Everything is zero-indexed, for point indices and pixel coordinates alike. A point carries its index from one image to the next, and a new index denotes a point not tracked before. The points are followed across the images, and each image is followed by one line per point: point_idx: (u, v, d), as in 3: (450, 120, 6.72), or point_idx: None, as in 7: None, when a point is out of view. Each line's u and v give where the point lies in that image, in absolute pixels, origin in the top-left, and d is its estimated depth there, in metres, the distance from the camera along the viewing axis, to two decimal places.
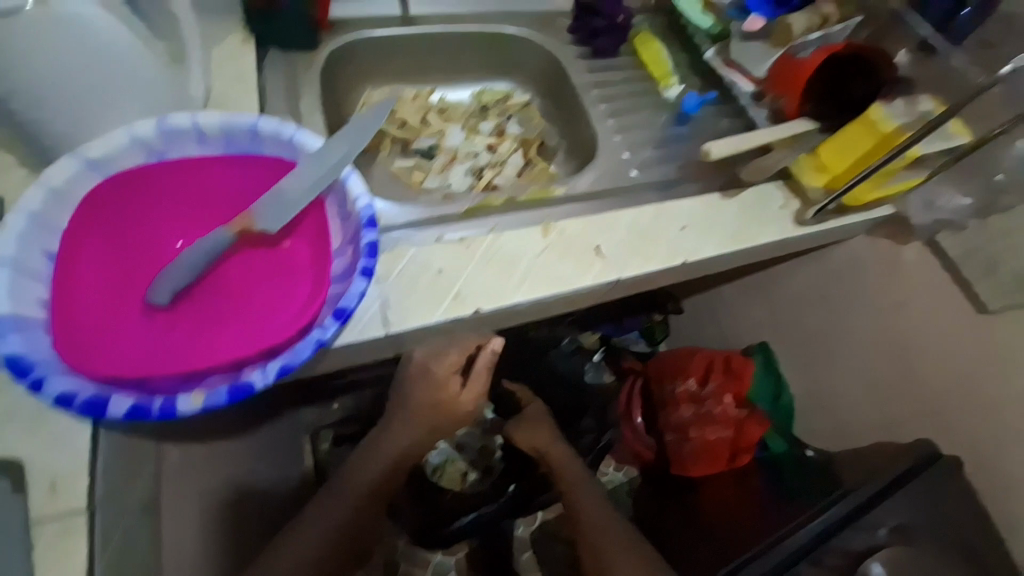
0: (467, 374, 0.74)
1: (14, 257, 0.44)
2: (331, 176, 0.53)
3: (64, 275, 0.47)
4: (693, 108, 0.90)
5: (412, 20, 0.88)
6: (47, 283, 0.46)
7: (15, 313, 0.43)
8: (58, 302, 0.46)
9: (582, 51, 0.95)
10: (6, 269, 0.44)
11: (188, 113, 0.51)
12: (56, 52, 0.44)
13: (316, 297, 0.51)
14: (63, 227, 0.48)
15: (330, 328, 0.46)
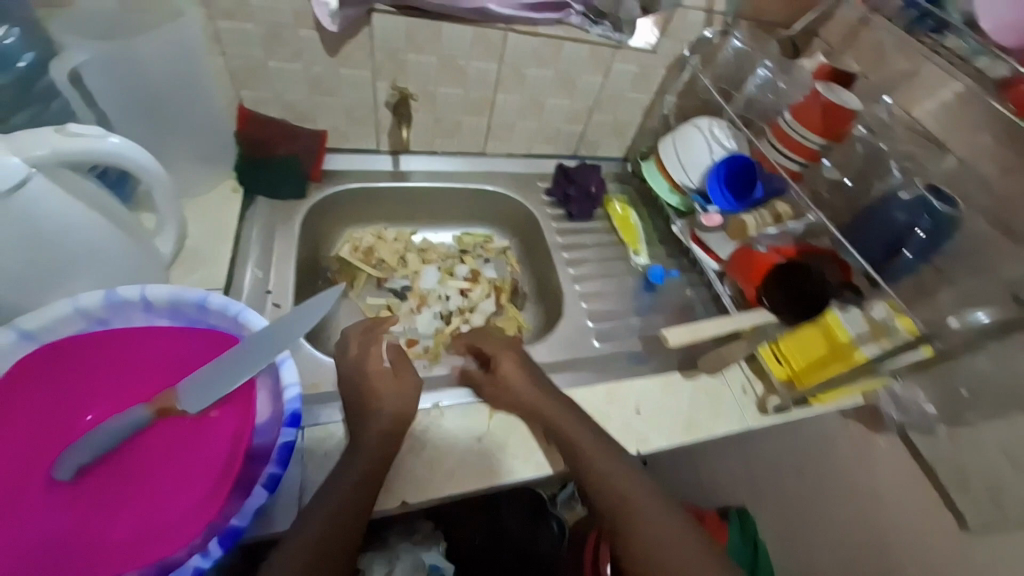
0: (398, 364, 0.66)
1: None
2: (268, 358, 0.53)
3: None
4: (658, 278, 0.93)
5: (402, 175, 0.95)
6: None
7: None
8: None
9: (557, 214, 1.01)
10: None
11: (137, 287, 0.52)
12: (15, 233, 0.47)
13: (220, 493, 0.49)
14: None
15: (211, 555, 0.45)
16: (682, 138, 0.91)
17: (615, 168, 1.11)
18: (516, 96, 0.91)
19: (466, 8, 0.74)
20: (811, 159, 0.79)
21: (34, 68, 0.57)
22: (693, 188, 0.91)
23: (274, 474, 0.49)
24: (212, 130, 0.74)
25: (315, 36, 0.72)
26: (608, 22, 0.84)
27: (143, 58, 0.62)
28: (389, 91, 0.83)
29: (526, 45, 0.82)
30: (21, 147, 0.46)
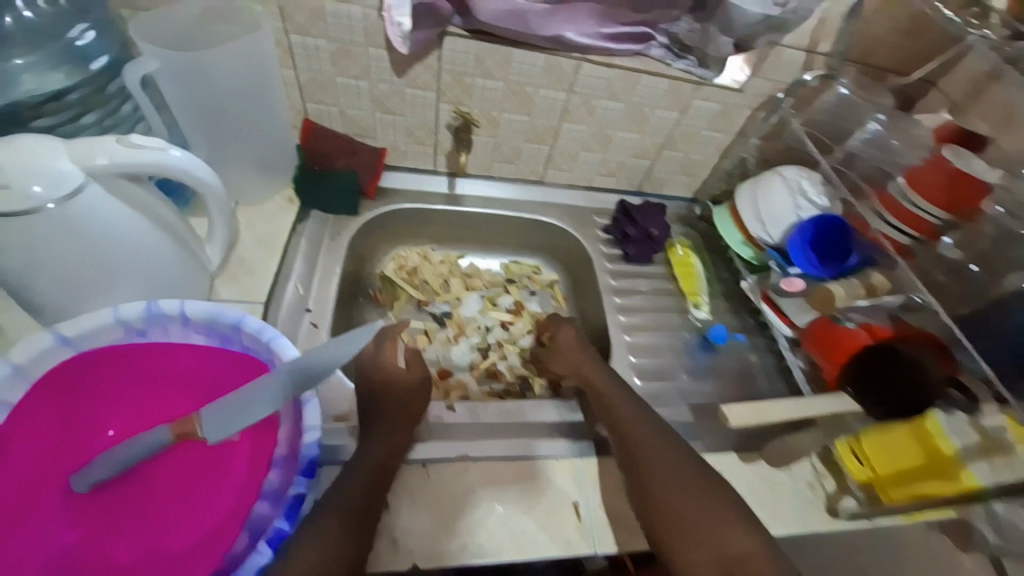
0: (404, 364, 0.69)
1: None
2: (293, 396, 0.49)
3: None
4: (720, 339, 0.84)
5: (456, 198, 0.91)
6: None
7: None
8: None
9: (612, 253, 0.95)
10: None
11: (178, 302, 0.51)
12: (65, 236, 0.47)
13: (230, 529, 0.48)
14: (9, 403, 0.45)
15: None
16: (763, 186, 0.83)
17: (680, 209, 1.03)
18: (583, 127, 0.85)
19: (542, 36, 0.69)
20: (928, 236, 0.69)
21: (108, 72, 0.58)
22: (771, 244, 0.83)
23: (280, 529, 0.45)
24: (274, 141, 0.74)
25: (384, 55, 0.70)
26: (693, 56, 0.77)
27: (214, 73, 0.63)
28: (452, 114, 0.80)
29: (599, 76, 0.77)
30: (82, 155, 0.46)
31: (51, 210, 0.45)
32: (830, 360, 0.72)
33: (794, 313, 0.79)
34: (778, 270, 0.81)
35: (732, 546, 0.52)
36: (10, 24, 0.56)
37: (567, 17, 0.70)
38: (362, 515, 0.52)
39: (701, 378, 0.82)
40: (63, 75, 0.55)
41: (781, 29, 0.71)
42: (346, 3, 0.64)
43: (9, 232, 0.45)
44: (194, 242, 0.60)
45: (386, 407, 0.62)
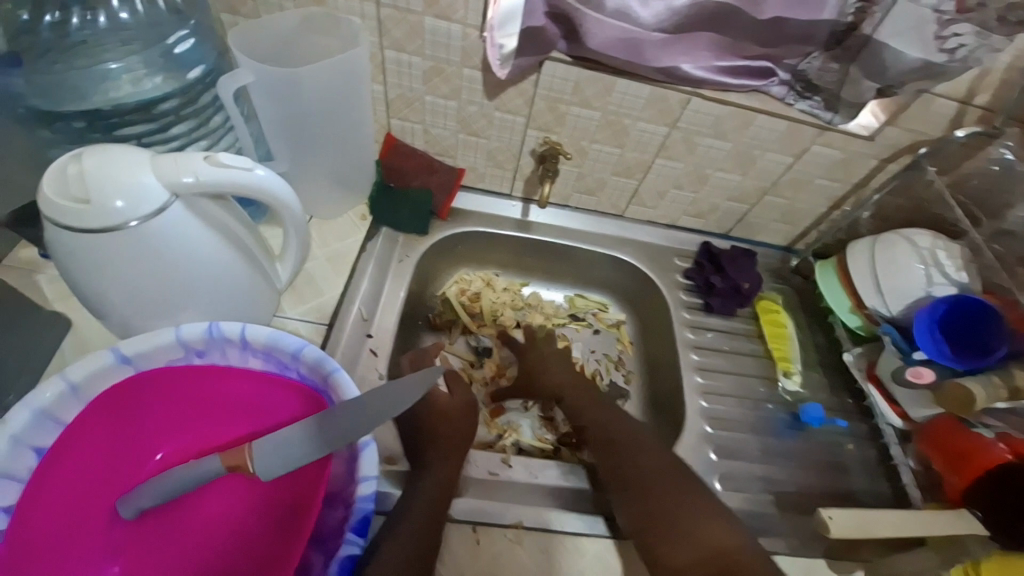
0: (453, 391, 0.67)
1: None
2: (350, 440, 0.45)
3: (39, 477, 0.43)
4: (815, 421, 0.73)
5: (528, 226, 0.86)
6: (20, 484, 0.43)
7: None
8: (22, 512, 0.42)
9: (692, 302, 0.85)
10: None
11: (239, 324, 0.49)
12: (142, 252, 0.45)
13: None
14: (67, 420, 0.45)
15: None
16: (884, 252, 0.72)
17: (773, 258, 0.92)
18: (678, 164, 0.78)
19: (653, 68, 0.63)
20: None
21: (203, 81, 0.58)
22: (889, 318, 0.72)
23: None
24: (354, 156, 0.71)
25: (478, 77, 0.66)
26: (818, 97, 0.68)
27: (307, 85, 0.60)
28: (539, 141, 0.75)
29: (709, 112, 0.69)
30: (169, 173, 0.44)
31: (133, 228, 0.43)
32: (952, 468, 0.62)
33: (908, 403, 0.67)
34: (896, 350, 0.69)
35: (715, 537, 0.53)
36: (104, 23, 0.55)
37: (684, 47, 0.63)
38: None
39: (784, 462, 0.72)
40: (159, 81, 0.55)
41: (936, 76, 0.61)
42: (447, 21, 0.60)
43: (91, 247, 0.44)
44: (266, 258, 0.57)
45: (436, 450, 0.58)
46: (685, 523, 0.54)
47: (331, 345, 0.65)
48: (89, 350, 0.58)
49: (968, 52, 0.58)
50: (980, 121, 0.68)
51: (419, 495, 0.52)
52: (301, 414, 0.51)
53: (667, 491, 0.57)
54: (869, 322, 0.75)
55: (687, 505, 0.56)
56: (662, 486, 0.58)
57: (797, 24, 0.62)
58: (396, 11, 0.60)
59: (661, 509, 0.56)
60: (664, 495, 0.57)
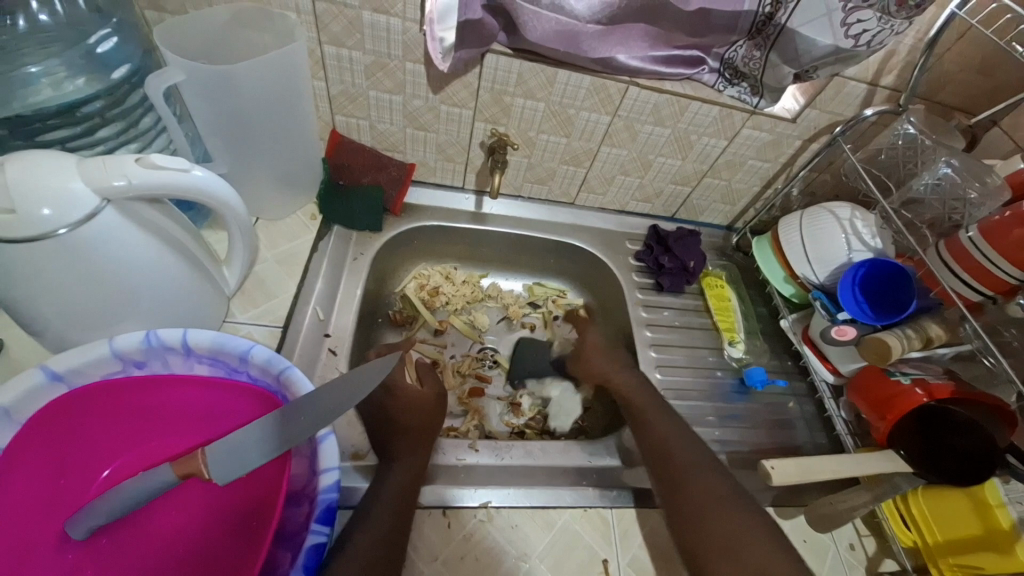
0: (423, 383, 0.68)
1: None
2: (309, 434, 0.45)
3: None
4: (759, 382, 0.79)
5: (482, 218, 0.87)
6: None
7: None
8: None
9: (644, 282, 0.89)
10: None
11: (179, 330, 0.48)
12: (73, 264, 0.43)
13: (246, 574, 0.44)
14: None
15: None
16: (811, 223, 0.79)
17: (716, 236, 0.97)
18: (623, 151, 0.81)
19: (590, 58, 0.66)
20: (1005, 295, 0.61)
21: (130, 81, 0.55)
22: (818, 284, 0.78)
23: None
24: (300, 155, 0.70)
25: (422, 71, 0.67)
26: (745, 83, 0.73)
27: (242, 83, 0.58)
28: (487, 133, 0.76)
29: (646, 100, 0.72)
30: (99, 178, 0.42)
31: (63, 236, 0.41)
32: (879, 415, 0.67)
33: (837, 359, 0.74)
34: (824, 313, 0.76)
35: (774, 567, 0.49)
36: (24, 27, 0.52)
37: (619, 38, 0.66)
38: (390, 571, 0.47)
39: (735, 425, 0.77)
40: (82, 82, 0.52)
41: (845, 60, 0.67)
42: (385, 15, 0.60)
43: (17, 259, 0.41)
44: (212, 263, 0.56)
45: (404, 440, 0.58)
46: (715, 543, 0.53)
47: (288, 347, 0.64)
48: (21, 370, 0.54)
49: (873, 36, 0.63)
50: (887, 101, 0.75)
51: (387, 486, 0.53)
52: (253, 415, 0.50)
53: (722, 518, 0.54)
54: (802, 288, 0.81)
55: (741, 528, 0.53)
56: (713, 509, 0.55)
57: (721, 14, 0.65)
58: (332, 5, 0.59)
59: (723, 539, 0.53)
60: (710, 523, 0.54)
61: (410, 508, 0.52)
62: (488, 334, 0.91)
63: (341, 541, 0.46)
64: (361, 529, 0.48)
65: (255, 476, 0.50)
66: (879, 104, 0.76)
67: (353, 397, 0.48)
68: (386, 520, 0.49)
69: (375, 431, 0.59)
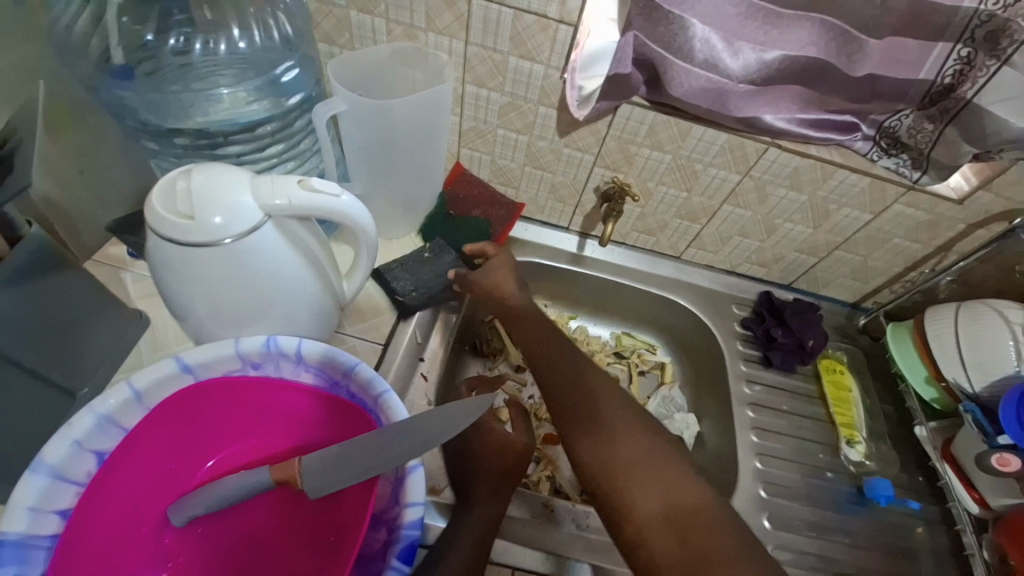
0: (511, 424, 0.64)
1: (60, 462, 0.43)
2: (397, 463, 0.44)
3: (97, 482, 0.44)
4: (881, 498, 0.67)
5: (582, 260, 0.85)
6: (80, 489, 0.44)
7: (26, 533, 0.40)
8: (80, 518, 0.43)
9: (749, 353, 0.82)
10: (46, 474, 0.42)
11: (295, 340, 0.50)
12: (225, 268, 0.47)
13: None
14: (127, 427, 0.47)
15: None
16: (969, 320, 0.67)
17: (839, 315, 0.87)
18: (747, 213, 0.75)
19: (734, 117, 0.62)
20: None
21: (301, 107, 0.61)
22: (972, 395, 0.66)
23: None
24: (423, 182, 0.73)
25: (553, 115, 0.67)
26: (905, 155, 0.65)
27: (394, 117, 0.63)
28: (605, 179, 0.75)
29: (786, 164, 0.67)
30: (264, 195, 0.46)
31: (227, 245, 0.46)
32: None
33: (987, 490, 0.62)
34: (980, 432, 0.63)
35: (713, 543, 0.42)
36: (223, 50, 0.60)
37: (767, 98, 0.62)
38: None
39: (844, 541, 0.67)
40: (260, 107, 0.58)
41: None
42: (530, 61, 0.62)
43: (192, 261, 0.46)
44: (335, 275, 0.59)
45: (484, 484, 0.55)
46: (647, 512, 0.45)
47: (386, 364, 0.66)
48: (164, 350, 0.61)
49: None
50: None
51: (462, 536, 0.51)
52: (347, 433, 0.52)
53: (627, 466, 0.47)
54: (948, 395, 0.70)
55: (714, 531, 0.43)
56: (656, 478, 0.47)
57: (891, 81, 0.60)
58: (482, 50, 0.62)
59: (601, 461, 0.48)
60: (642, 497, 0.46)
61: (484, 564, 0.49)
62: None
63: None
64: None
65: (338, 493, 0.50)
66: None
67: (445, 434, 0.46)
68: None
69: (457, 470, 0.57)
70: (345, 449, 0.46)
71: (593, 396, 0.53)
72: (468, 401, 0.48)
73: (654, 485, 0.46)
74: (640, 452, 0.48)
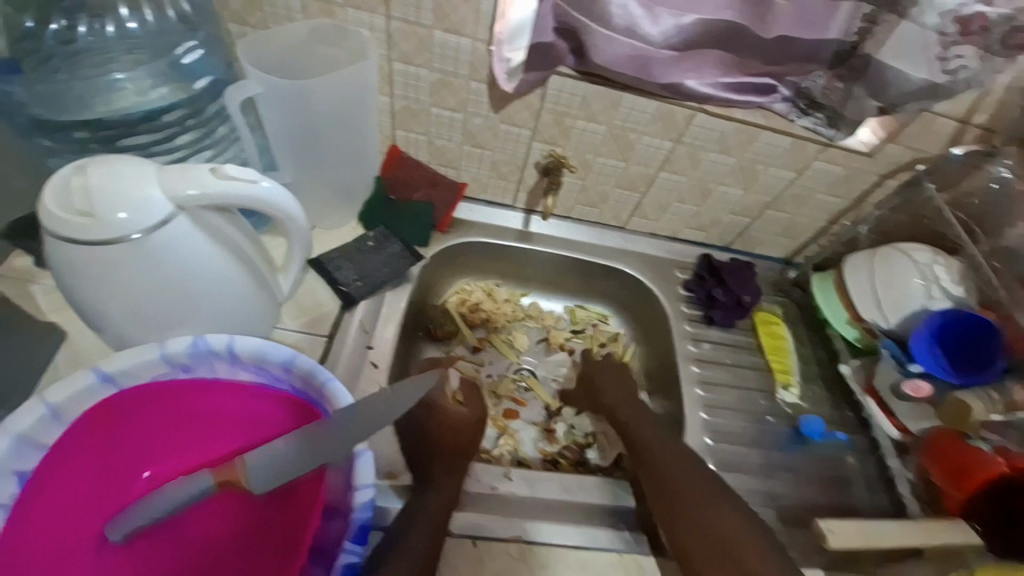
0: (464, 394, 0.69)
1: None
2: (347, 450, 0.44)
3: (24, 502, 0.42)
4: (816, 435, 0.74)
5: (529, 237, 0.85)
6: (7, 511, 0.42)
7: None
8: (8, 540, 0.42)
9: (693, 314, 0.85)
10: None
11: (225, 337, 0.48)
12: (138, 267, 0.44)
13: None
14: (49, 445, 0.44)
15: None
16: (883, 265, 0.73)
17: (773, 271, 0.92)
18: (682, 178, 0.78)
19: (660, 84, 0.64)
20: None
21: (211, 92, 0.57)
22: (887, 331, 0.73)
23: None
24: (357, 168, 0.71)
25: (485, 90, 0.66)
26: (821, 114, 0.68)
27: (316, 96, 0.60)
28: (544, 154, 0.75)
29: (713, 128, 0.70)
30: (174, 186, 0.43)
31: (136, 241, 0.43)
32: (952, 482, 0.64)
33: (905, 415, 0.70)
34: (894, 364, 0.71)
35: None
36: (112, 32, 0.55)
37: (692, 64, 0.63)
38: None
39: (785, 477, 0.72)
40: (165, 92, 0.55)
41: (938, 97, 0.63)
42: (456, 35, 0.61)
43: (98, 261, 0.43)
44: (268, 268, 0.57)
45: (441, 458, 0.58)
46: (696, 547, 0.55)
47: (333, 355, 0.65)
48: (82, 364, 0.57)
49: (970, 74, 0.60)
50: (979, 141, 0.69)
51: (421, 512, 0.51)
52: (292, 427, 0.50)
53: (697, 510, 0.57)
54: (868, 335, 0.75)
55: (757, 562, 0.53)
56: (701, 516, 0.56)
57: (803, 44, 0.62)
58: (406, 24, 0.60)
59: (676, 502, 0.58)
60: (688, 535, 0.55)
61: (444, 537, 0.50)
62: (527, 354, 0.88)
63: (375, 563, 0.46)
64: (397, 551, 0.47)
65: (289, 487, 0.49)
66: (969, 143, 0.70)
67: (398, 415, 0.46)
68: (419, 550, 0.47)
69: (412, 449, 0.58)
70: (289, 443, 0.45)
71: (653, 453, 0.64)
72: (412, 382, 0.48)
73: (697, 522, 0.56)
74: (699, 502, 0.58)
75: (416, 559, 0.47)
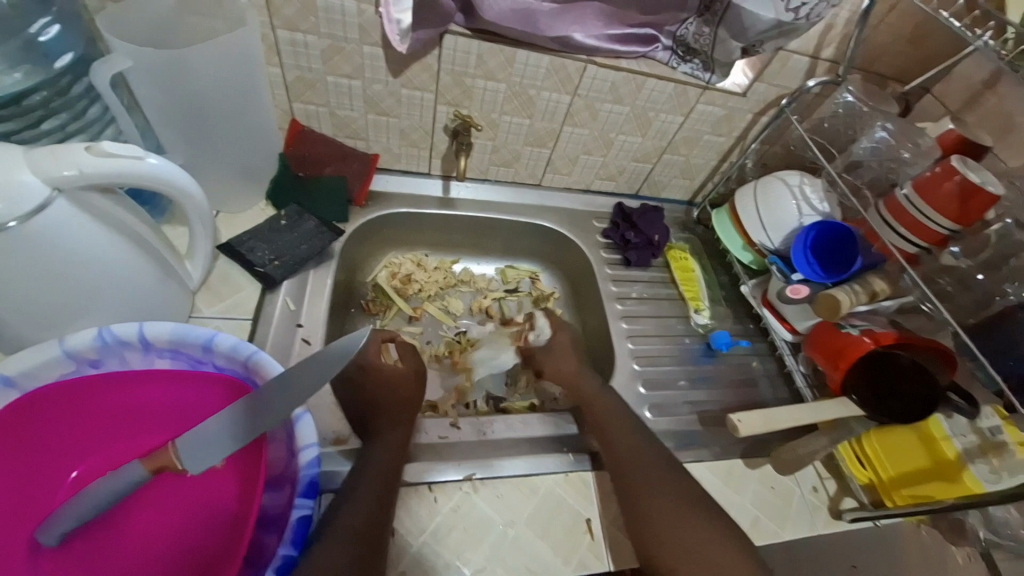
0: (400, 357, 0.71)
1: None
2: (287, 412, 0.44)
3: None
4: (724, 345, 0.83)
5: (450, 203, 0.87)
6: None
7: None
8: None
9: (613, 258, 0.92)
10: None
11: (135, 325, 0.46)
12: (23, 260, 0.42)
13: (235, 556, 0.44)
14: None
15: None
16: (765, 191, 0.83)
17: (678, 211, 1.01)
18: (585, 130, 0.82)
19: (548, 37, 0.68)
20: (965, 225, 0.65)
21: (74, 71, 0.53)
22: (773, 250, 0.83)
23: (287, 557, 0.41)
24: (256, 143, 0.70)
25: (380, 54, 0.66)
26: (697, 59, 0.76)
27: (195, 67, 0.57)
28: (450, 117, 0.76)
29: (605, 79, 0.74)
30: (47, 167, 0.40)
31: (13, 229, 0.40)
32: (832, 365, 0.69)
33: (794, 317, 0.78)
34: (781, 276, 0.80)
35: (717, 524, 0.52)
36: None
37: (574, 17, 0.68)
38: (373, 536, 0.47)
39: (703, 386, 0.81)
40: (20, 75, 0.50)
41: (789, 33, 0.69)
42: None
43: None
44: (174, 257, 0.55)
45: (383, 418, 0.61)
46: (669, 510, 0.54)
47: (259, 337, 0.64)
48: None
49: (811, 9, 0.64)
50: (828, 72, 0.80)
51: (371, 466, 0.53)
52: (221, 406, 0.49)
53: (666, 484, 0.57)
54: (759, 254, 0.86)
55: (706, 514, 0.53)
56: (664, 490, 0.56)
57: None
58: None
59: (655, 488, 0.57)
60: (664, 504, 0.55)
61: (394, 483, 0.53)
62: (463, 317, 0.91)
63: (328, 515, 0.48)
64: (349, 501, 0.49)
65: (227, 463, 0.50)
66: (821, 76, 0.80)
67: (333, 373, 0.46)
68: (369, 496, 0.50)
69: (358, 413, 0.61)
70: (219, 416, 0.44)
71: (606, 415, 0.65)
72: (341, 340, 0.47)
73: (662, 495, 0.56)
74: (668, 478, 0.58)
75: (369, 506, 0.49)
